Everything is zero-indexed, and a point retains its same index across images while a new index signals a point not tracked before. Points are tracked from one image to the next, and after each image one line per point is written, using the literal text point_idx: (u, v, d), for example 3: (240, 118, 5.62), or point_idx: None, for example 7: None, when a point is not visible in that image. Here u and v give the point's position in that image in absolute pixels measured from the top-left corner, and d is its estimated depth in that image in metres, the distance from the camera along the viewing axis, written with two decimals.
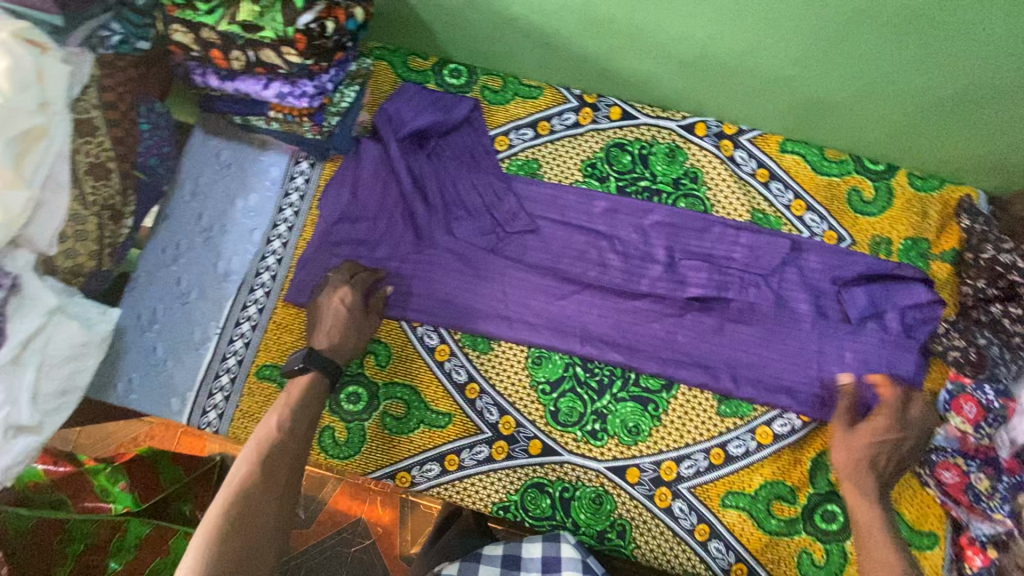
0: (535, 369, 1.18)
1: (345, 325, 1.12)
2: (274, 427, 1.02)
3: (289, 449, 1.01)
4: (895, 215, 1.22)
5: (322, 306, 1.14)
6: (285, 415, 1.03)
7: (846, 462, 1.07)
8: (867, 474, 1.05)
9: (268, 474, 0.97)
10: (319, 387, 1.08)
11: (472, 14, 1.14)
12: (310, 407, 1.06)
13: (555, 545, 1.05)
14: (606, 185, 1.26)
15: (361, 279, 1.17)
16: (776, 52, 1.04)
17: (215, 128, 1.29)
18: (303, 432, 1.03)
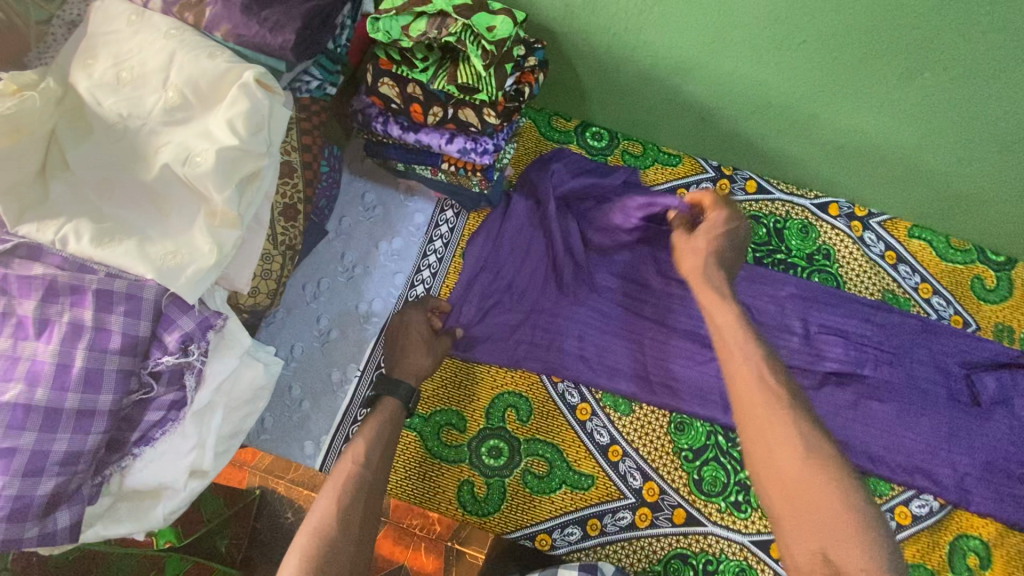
0: (678, 436, 1.18)
1: (416, 345, 1.11)
2: (353, 457, 0.94)
3: (372, 483, 0.92)
4: (1017, 303, 1.29)
5: (395, 328, 1.12)
6: (363, 444, 0.96)
7: (693, 267, 1.05)
8: (715, 267, 1.03)
9: (348, 509, 0.88)
10: (400, 414, 1.02)
11: (638, 88, 1.19)
12: (387, 432, 0.99)
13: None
14: (742, 255, 1.30)
15: (433, 307, 1.18)
16: (942, 152, 1.08)
17: (361, 169, 1.30)
18: (381, 459, 0.95)
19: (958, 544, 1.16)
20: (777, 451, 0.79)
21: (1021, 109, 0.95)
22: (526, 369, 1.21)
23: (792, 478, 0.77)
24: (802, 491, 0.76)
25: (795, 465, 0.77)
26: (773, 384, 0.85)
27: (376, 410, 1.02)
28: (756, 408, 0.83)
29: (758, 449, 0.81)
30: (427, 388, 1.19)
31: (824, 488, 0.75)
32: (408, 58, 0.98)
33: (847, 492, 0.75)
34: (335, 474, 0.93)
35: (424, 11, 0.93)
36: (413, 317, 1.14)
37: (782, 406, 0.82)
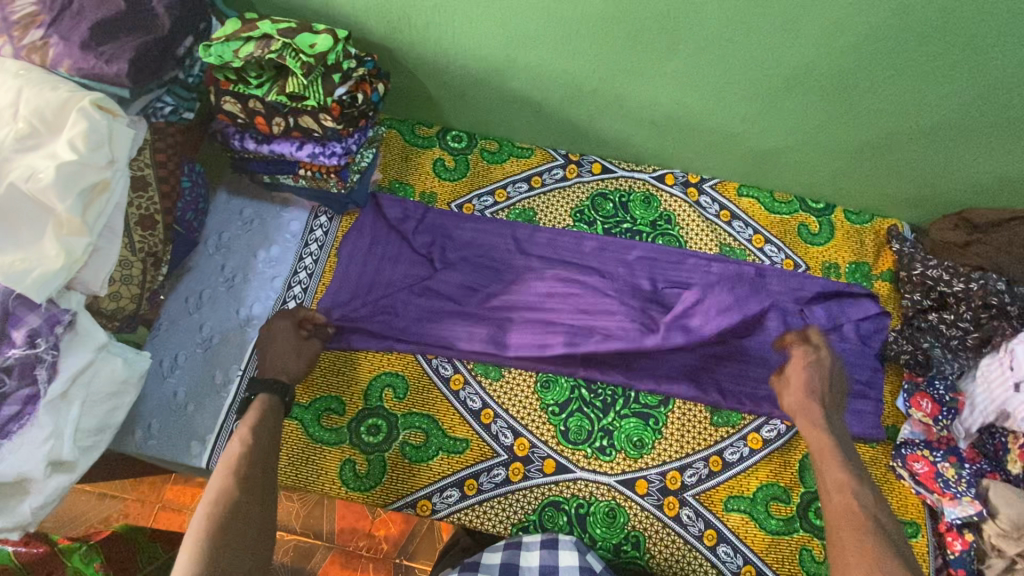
0: (544, 393, 1.28)
1: (285, 350, 1.21)
2: (243, 438, 1.05)
3: (263, 456, 1.04)
4: (839, 243, 1.43)
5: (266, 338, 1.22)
6: (249, 428, 1.07)
7: (798, 404, 1.18)
8: (815, 404, 1.17)
9: (246, 478, 0.99)
10: (276, 403, 1.13)
11: (475, 89, 1.35)
12: (270, 417, 1.10)
13: (554, 553, 1.08)
14: (594, 228, 1.44)
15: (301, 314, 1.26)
16: (730, 111, 1.25)
17: (238, 189, 1.42)
18: (269, 438, 1.07)
19: (808, 461, 1.25)
20: (844, 533, 1.00)
21: (771, 62, 1.12)
22: (401, 351, 1.30)
23: (845, 555, 0.97)
24: (852, 565, 0.95)
25: (850, 545, 0.98)
26: (840, 462, 1.09)
27: (258, 406, 1.11)
28: (829, 490, 1.06)
29: (837, 537, 1.00)
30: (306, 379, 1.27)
31: (866, 555, 0.95)
32: (243, 77, 1.13)
33: (881, 558, 0.94)
34: (225, 456, 1.03)
35: (251, 36, 1.08)
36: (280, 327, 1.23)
37: (845, 483, 1.06)
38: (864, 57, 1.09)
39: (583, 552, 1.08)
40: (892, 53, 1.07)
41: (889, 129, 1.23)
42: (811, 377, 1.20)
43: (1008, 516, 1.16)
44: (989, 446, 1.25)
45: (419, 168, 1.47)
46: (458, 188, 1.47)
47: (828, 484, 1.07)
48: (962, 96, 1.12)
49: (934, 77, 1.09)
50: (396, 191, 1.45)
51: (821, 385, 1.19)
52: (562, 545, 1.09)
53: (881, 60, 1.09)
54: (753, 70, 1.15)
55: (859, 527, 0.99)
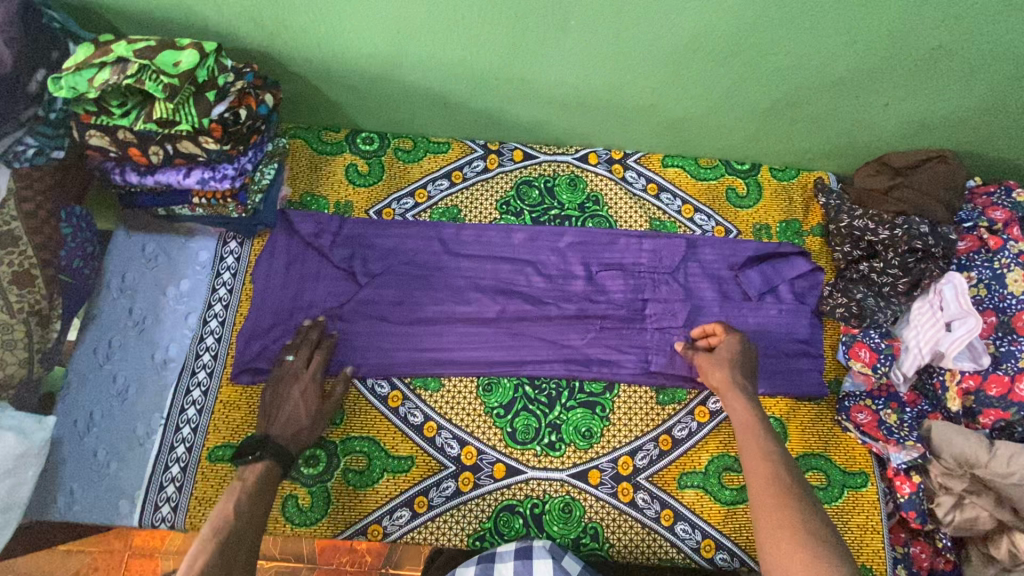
0: (487, 396, 1.24)
1: (306, 411, 1.14)
2: (226, 513, 0.98)
3: (240, 536, 0.96)
4: (768, 203, 1.42)
5: (272, 401, 1.15)
6: (246, 498, 1.01)
7: (720, 381, 1.15)
8: (739, 382, 1.15)
9: (221, 556, 0.91)
10: (274, 473, 1.06)
11: (373, 88, 1.27)
12: (266, 490, 1.04)
13: (528, 562, 1.05)
14: (521, 219, 1.40)
15: (315, 357, 1.19)
16: (637, 85, 1.19)
17: (139, 225, 1.31)
18: (259, 520, 1.00)
19: None
20: (768, 504, 0.95)
21: (665, 32, 1.06)
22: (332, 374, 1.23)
23: (771, 527, 0.92)
24: (776, 533, 0.90)
25: (777, 517, 0.92)
26: (763, 435, 1.06)
27: (244, 472, 1.05)
28: (755, 462, 1.02)
29: (761, 509, 0.95)
30: (235, 417, 1.20)
31: (790, 523, 0.90)
32: (105, 107, 1.04)
33: (805, 523, 0.90)
34: (210, 526, 0.97)
35: (105, 61, 0.99)
36: (304, 383, 1.17)
37: (773, 455, 1.02)
38: (760, 16, 1.03)
39: (558, 556, 1.06)
40: (790, 8, 1.01)
41: (801, 88, 1.18)
42: (733, 357, 1.18)
43: (952, 454, 1.18)
44: (929, 387, 1.28)
45: (331, 177, 1.39)
46: (375, 194, 1.39)
47: (752, 458, 1.03)
48: (864, 42, 1.07)
49: (835, 28, 1.04)
50: (309, 205, 1.37)
51: (740, 364, 1.17)
52: (537, 552, 1.06)
53: (780, 17, 1.02)
54: (654, 40, 1.08)
55: (787, 498, 0.94)
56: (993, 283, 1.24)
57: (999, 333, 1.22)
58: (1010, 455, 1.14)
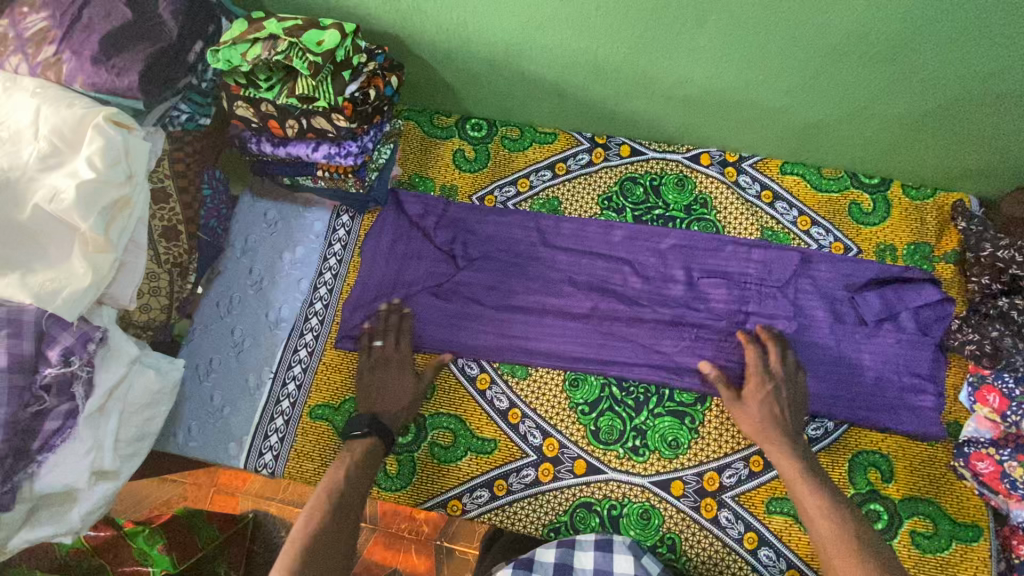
0: (573, 391, 1.24)
1: (401, 393, 1.19)
2: (338, 482, 1.07)
3: (349, 501, 1.05)
4: (896, 222, 1.30)
5: (371, 383, 1.20)
6: (356, 467, 1.09)
7: (756, 433, 1.12)
8: (776, 431, 1.11)
9: (334, 517, 1.02)
10: (377, 450, 1.13)
11: (492, 75, 1.28)
12: (369, 462, 1.11)
13: (608, 556, 1.07)
14: (622, 216, 1.37)
15: (402, 342, 1.24)
16: (769, 86, 1.13)
17: (264, 191, 1.41)
18: (365, 488, 1.08)
19: (858, 460, 1.17)
20: (838, 564, 0.95)
21: (812, 32, 0.99)
22: (425, 350, 1.28)
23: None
24: None
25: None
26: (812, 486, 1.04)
27: (352, 445, 1.13)
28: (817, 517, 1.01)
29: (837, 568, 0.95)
30: (335, 381, 1.27)
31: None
32: (252, 81, 1.11)
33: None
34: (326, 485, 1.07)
35: (257, 37, 1.06)
36: (397, 366, 1.22)
37: (823, 507, 1.02)
38: (925, 20, 0.94)
39: (638, 555, 1.07)
40: (965, 11, 0.91)
41: (956, 100, 1.08)
42: (769, 397, 1.14)
43: None
44: None
45: (439, 160, 1.43)
46: (479, 180, 1.41)
47: (812, 511, 1.02)
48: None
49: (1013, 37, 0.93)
50: (416, 185, 1.41)
51: (776, 409, 1.13)
52: (618, 548, 1.08)
53: (948, 20, 0.93)
54: (799, 40, 1.01)
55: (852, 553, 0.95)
56: None
57: None
58: None
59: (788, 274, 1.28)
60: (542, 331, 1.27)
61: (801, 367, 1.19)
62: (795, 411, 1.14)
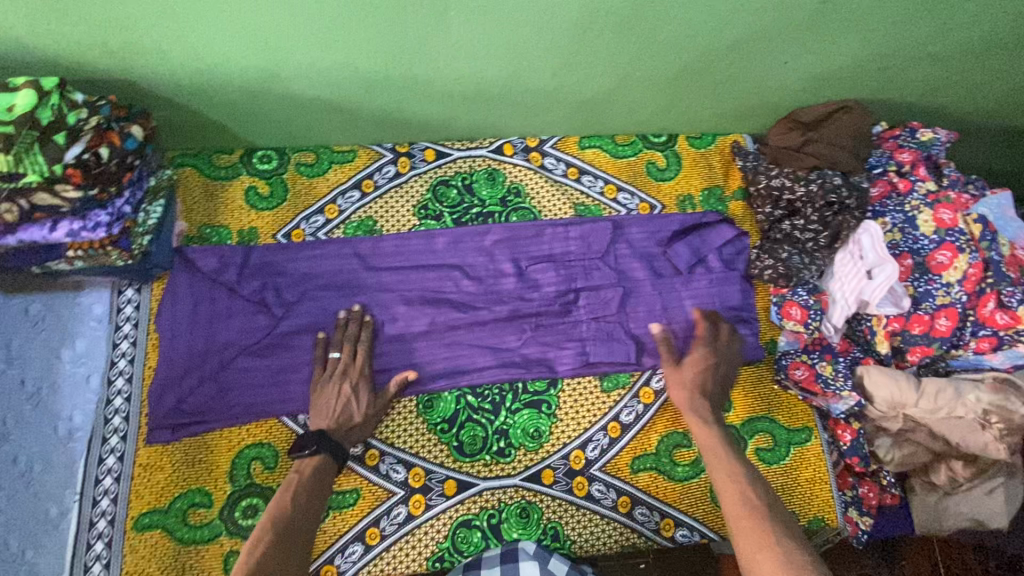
0: (429, 413, 1.19)
1: (362, 410, 1.12)
2: (285, 504, 0.98)
3: (295, 528, 0.94)
4: (688, 173, 1.40)
5: (318, 402, 1.12)
6: (296, 493, 1.00)
7: (681, 402, 1.16)
8: (698, 403, 1.15)
9: (281, 543, 0.90)
10: (328, 470, 1.05)
11: (256, 104, 1.17)
12: (315, 485, 1.02)
13: (515, 566, 1.03)
14: (442, 222, 1.33)
15: (358, 353, 1.16)
16: (533, 72, 1.12)
17: (19, 285, 1.19)
18: (311, 512, 0.98)
19: None
20: (742, 525, 0.91)
21: (547, 17, 0.99)
22: (259, 417, 1.15)
23: (745, 544, 0.88)
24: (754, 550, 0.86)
25: (750, 535, 0.89)
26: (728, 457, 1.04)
27: (302, 466, 1.05)
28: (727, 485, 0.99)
29: (740, 527, 0.91)
30: (158, 480, 1.11)
31: (761, 537, 0.87)
32: None
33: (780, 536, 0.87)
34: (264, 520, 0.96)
35: None
36: (353, 378, 1.14)
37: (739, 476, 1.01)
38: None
39: (545, 560, 1.04)
40: None
41: (697, 60, 1.12)
42: (710, 365, 1.19)
43: (883, 398, 1.21)
44: (859, 334, 1.29)
45: (229, 205, 1.29)
46: (281, 217, 1.29)
47: (722, 481, 1.01)
48: (750, 13, 1.02)
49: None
50: (209, 238, 1.26)
51: (708, 377, 1.18)
52: (523, 557, 1.04)
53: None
54: (540, 25, 1.00)
55: (756, 515, 0.92)
56: (906, 226, 1.26)
57: (917, 274, 1.23)
58: (936, 391, 1.18)
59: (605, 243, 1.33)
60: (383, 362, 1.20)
61: (733, 337, 1.25)
62: (723, 386, 1.19)
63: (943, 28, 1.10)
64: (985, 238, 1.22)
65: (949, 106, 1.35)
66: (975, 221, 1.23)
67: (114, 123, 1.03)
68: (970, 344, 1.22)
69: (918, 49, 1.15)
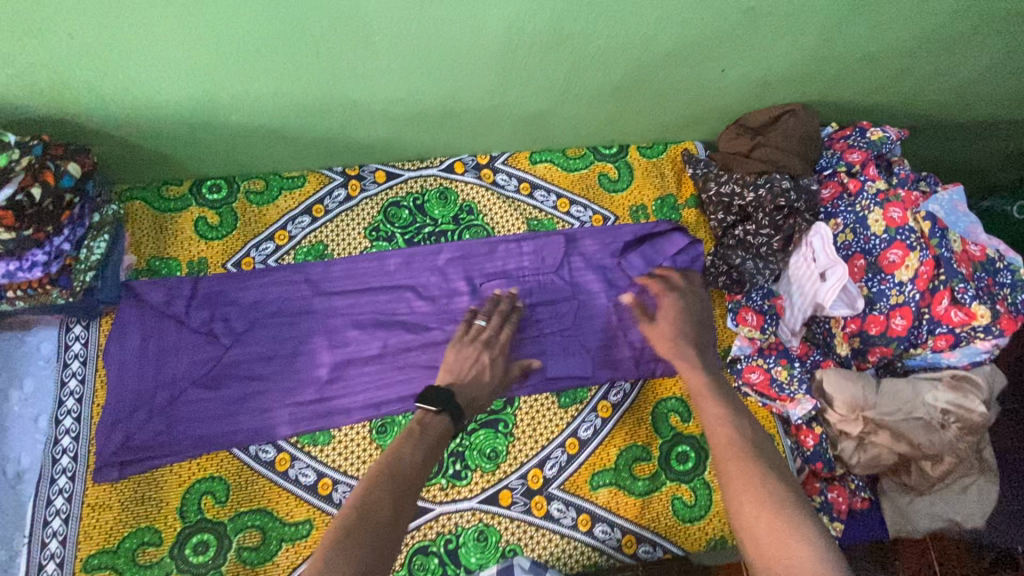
0: (382, 438, 1.17)
1: (475, 384, 1.13)
2: (402, 454, 0.97)
3: (412, 481, 0.94)
4: (640, 183, 1.40)
5: (454, 370, 1.14)
6: (407, 448, 0.99)
7: (666, 351, 1.18)
8: (684, 352, 1.16)
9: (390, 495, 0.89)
10: (446, 428, 1.05)
11: (197, 135, 1.17)
12: (431, 440, 1.01)
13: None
14: (394, 243, 1.32)
15: (504, 327, 1.21)
16: (469, 91, 1.12)
17: None
18: (422, 465, 0.97)
19: (659, 410, 1.24)
20: (730, 465, 0.94)
21: (474, 38, 0.99)
22: (210, 450, 1.14)
23: (733, 486, 0.91)
24: (741, 489, 0.90)
25: (737, 475, 0.92)
26: (715, 399, 1.07)
27: (423, 419, 1.05)
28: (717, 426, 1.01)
29: (730, 468, 0.94)
30: (107, 520, 1.09)
31: (751, 482, 0.90)
32: None
33: (766, 476, 0.91)
34: (375, 470, 0.95)
35: None
36: (494, 349, 1.18)
37: (725, 416, 1.02)
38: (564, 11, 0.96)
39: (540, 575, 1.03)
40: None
41: (633, 72, 1.13)
42: (679, 318, 1.21)
43: (843, 401, 1.20)
44: (819, 336, 1.29)
45: (178, 236, 1.28)
46: (230, 245, 1.29)
47: (711, 421, 1.03)
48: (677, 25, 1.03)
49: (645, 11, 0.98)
50: (158, 270, 1.25)
51: (683, 328, 1.20)
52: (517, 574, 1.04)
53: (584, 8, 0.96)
54: (467, 46, 1.01)
55: (742, 454, 0.95)
56: (857, 227, 1.26)
57: (870, 274, 1.23)
58: (895, 391, 1.18)
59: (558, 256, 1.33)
60: (336, 388, 1.19)
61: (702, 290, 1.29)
62: (701, 333, 1.20)
63: (877, 29, 1.10)
64: (935, 235, 1.20)
65: (898, 104, 1.34)
66: (923, 218, 1.22)
67: (50, 161, 1.04)
68: (928, 342, 1.21)
69: (855, 51, 1.16)
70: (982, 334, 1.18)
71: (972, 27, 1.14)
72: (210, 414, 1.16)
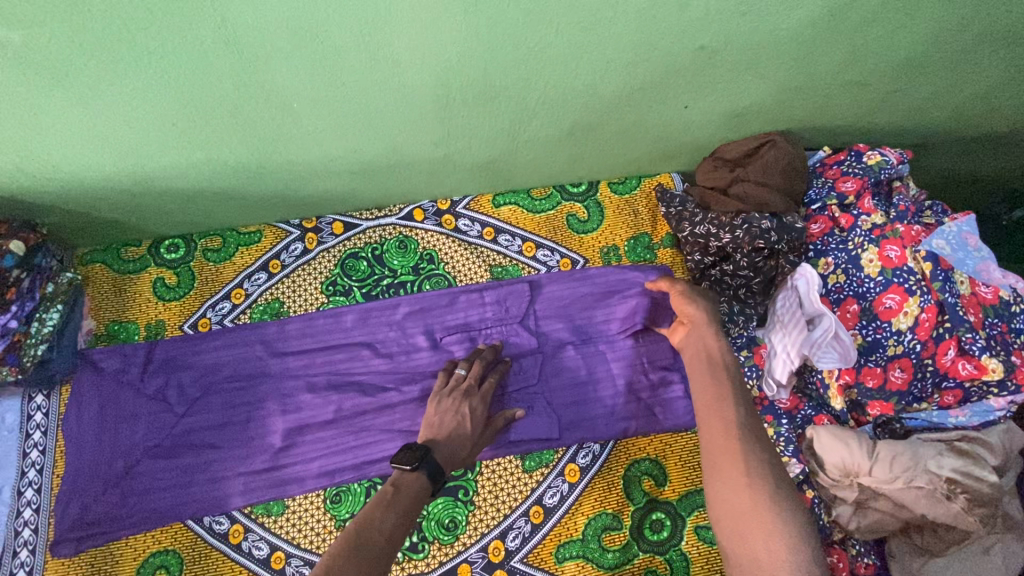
0: (337, 508, 1.14)
1: (460, 436, 1.05)
2: (373, 520, 0.86)
3: (379, 548, 0.82)
4: (612, 222, 1.31)
5: (434, 423, 1.07)
6: (378, 509, 0.88)
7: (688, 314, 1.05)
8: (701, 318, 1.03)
9: (358, 558, 0.78)
10: (422, 490, 0.95)
11: (143, 201, 1.14)
12: (404, 502, 0.91)
13: None
14: (351, 297, 1.27)
15: (487, 380, 1.14)
16: (413, 143, 1.07)
17: None
18: (394, 528, 0.86)
19: (632, 473, 1.15)
20: (725, 448, 0.84)
21: (405, 94, 0.94)
22: (163, 523, 1.12)
23: (724, 470, 0.82)
24: (735, 480, 0.81)
25: (727, 462, 0.83)
26: (721, 370, 0.94)
27: (398, 480, 0.95)
28: (713, 407, 0.89)
29: (717, 457, 0.84)
30: None
31: (747, 473, 0.80)
32: None
33: (761, 469, 0.81)
34: (344, 534, 0.83)
35: None
36: (475, 398, 1.10)
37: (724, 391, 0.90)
38: (496, 61, 0.90)
39: None
40: (523, 46, 0.88)
41: (585, 112, 1.05)
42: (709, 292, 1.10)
43: (835, 464, 1.08)
44: (811, 387, 1.17)
45: (137, 299, 1.25)
46: (186, 306, 1.26)
47: (711, 393, 0.91)
48: (625, 65, 0.95)
49: (586, 55, 0.91)
50: (116, 334, 1.23)
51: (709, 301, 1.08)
52: None
53: (516, 58, 0.90)
54: (398, 101, 0.95)
55: (741, 436, 0.84)
56: (850, 268, 1.13)
57: (864, 321, 1.11)
58: (891, 458, 1.04)
59: (522, 304, 1.24)
60: (291, 455, 1.17)
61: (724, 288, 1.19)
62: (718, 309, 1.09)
63: (852, 56, 0.99)
64: (938, 277, 1.09)
65: (897, 126, 1.20)
66: (924, 257, 1.10)
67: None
68: (934, 397, 1.11)
69: (833, 79, 1.05)
70: (996, 390, 1.09)
71: (971, 45, 1.00)
72: (165, 485, 1.14)
